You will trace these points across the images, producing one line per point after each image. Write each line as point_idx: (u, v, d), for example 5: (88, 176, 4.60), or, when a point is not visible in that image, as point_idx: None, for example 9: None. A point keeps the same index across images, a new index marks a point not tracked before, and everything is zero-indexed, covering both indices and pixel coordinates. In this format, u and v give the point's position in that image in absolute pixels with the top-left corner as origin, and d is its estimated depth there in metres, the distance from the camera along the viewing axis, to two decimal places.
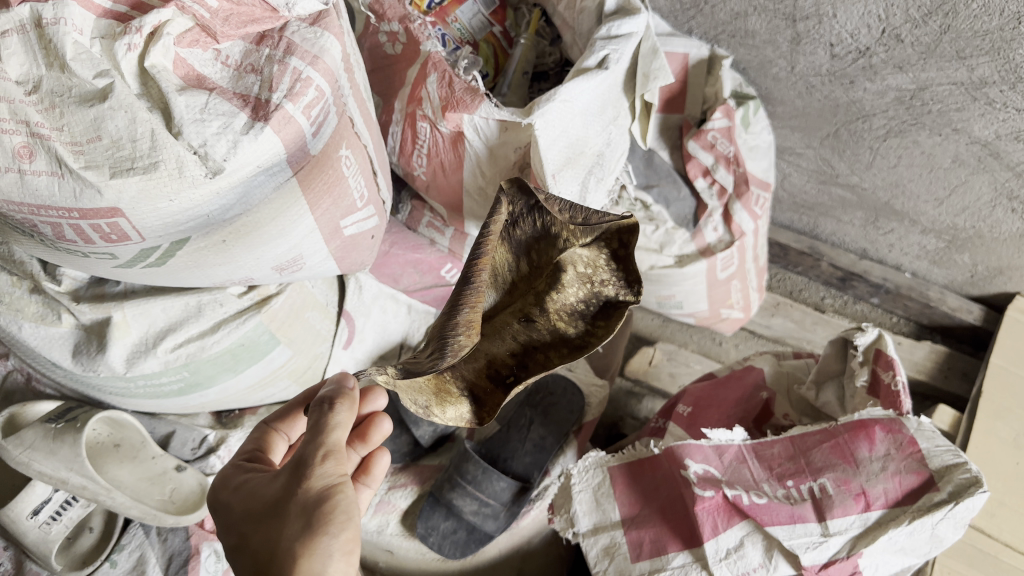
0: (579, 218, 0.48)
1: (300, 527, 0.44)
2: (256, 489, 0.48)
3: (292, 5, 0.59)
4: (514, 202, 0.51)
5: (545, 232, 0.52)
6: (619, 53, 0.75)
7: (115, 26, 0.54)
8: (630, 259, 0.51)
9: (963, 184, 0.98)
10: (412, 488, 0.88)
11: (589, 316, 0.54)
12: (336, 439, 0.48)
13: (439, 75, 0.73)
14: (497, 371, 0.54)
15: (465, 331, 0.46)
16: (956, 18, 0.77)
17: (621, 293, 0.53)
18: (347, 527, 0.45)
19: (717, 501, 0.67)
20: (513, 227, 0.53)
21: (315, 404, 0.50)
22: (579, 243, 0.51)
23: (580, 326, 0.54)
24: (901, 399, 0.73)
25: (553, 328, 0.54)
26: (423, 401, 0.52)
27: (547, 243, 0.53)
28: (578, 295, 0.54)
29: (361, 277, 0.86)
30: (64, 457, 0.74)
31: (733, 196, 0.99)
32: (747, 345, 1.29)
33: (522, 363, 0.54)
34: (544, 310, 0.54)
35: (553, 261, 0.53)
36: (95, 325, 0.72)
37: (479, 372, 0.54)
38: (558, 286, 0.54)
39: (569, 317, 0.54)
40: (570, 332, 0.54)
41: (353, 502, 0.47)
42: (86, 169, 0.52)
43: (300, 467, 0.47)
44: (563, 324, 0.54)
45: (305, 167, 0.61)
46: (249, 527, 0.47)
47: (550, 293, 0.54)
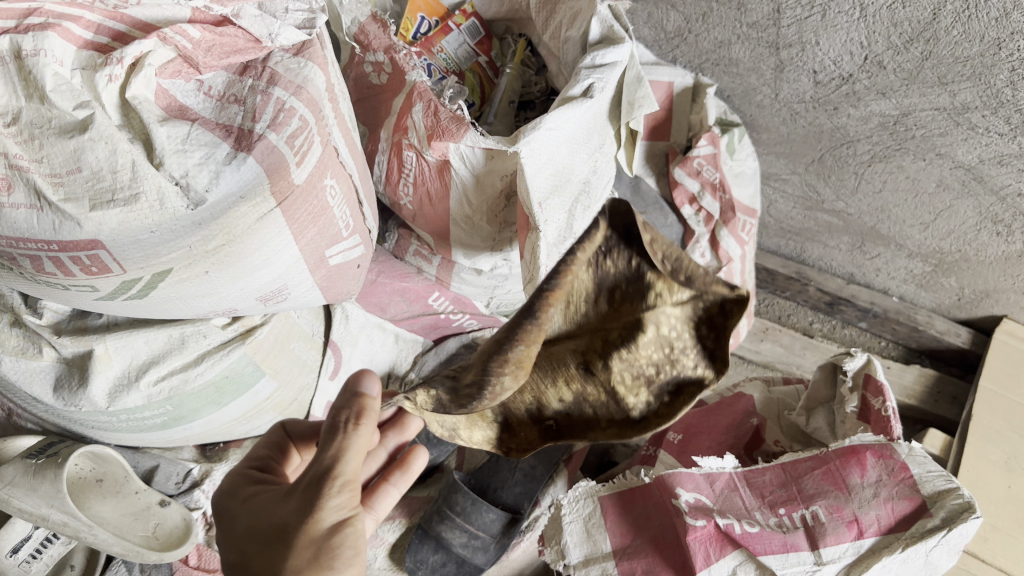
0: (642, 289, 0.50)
1: (308, 561, 0.46)
2: (266, 506, 0.49)
3: (275, 35, 0.61)
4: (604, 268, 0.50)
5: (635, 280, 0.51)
6: (604, 81, 0.75)
7: (96, 57, 0.54)
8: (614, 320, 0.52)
9: (947, 209, 0.98)
10: (400, 521, 0.86)
11: (661, 391, 0.53)
12: (350, 467, 0.47)
13: (424, 105, 0.72)
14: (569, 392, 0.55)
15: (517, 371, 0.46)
16: (936, 45, 0.78)
17: (697, 367, 0.52)
18: (352, 562, 0.47)
19: (709, 530, 0.66)
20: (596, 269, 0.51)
21: (328, 423, 0.48)
22: (670, 300, 0.50)
23: (649, 402, 0.54)
24: (891, 423, 0.73)
25: (611, 390, 0.54)
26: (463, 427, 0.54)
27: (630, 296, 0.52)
28: (653, 357, 0.52)
29: (348, 306, 0.86)
30: (45, 493, 0.72)
31: (720, 222, 0.99)
32: (737, 370, 1.28)
33: (567, 422, 0.56)
34: (608, 366, 0.54)
35: (633, 316, 0.52)
36: (77, 358, 0.71)
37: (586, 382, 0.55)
38: (634, 346, 0.52)
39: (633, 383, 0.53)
40: (629, 404, 0.54)
41: (359, 533, 0.48)
42: (65, 202, 0.52)
43: (311, 497, 0.47)
44: (624, 391, 0.54)
45: (290, 198, 0.59)
46: (257, 545, 0.48)
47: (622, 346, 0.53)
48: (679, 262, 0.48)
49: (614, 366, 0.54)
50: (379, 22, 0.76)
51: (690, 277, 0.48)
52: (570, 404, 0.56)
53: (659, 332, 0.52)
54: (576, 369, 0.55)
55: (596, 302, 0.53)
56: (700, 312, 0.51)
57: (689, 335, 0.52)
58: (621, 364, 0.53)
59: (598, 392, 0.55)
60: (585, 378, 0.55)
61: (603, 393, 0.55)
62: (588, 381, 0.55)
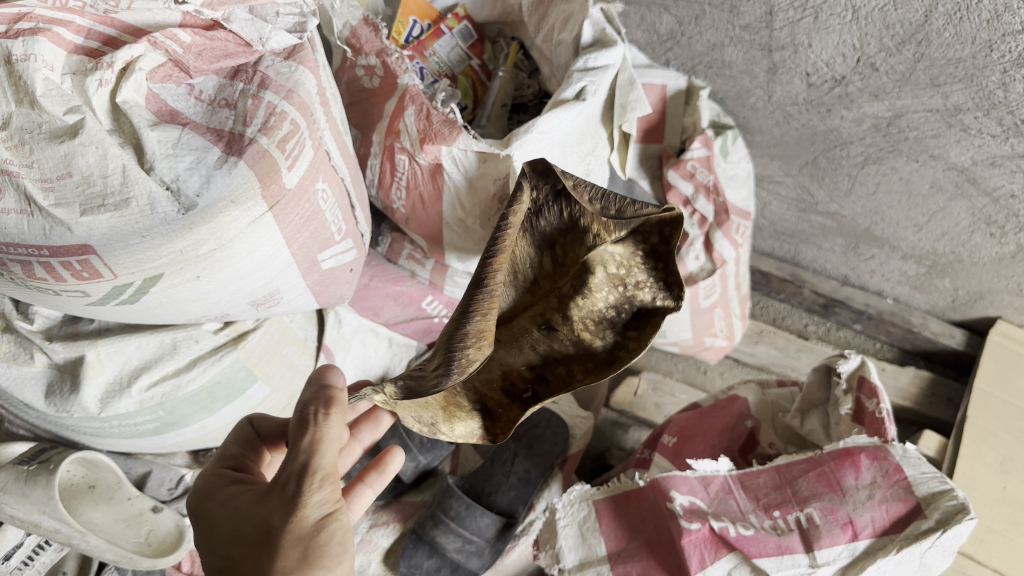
0: (611, 209, 0.52)
1: (296, 561, 0.45)
2: (244, 509, 0.48)
3: (266, 39, 0.61)
4: (538, 188, 0.56)
5: (572, 226, 0.59)
6: (597, 84, 0.76)
7: (87, 61, 0.54)
8: (557, 248, 0.61)
9: (941, 211, 0.98)
10: (394, 526, 0.86)
11: (622, 324, 0.61)
12: (329, 460, 0.47)
13: (417, 108, 0.72)
14: (514, 384, 0.62)
15: (474, 343, 0.48)
16: (929, 47, 0.78)
17: (656, 298, 0.59)
18: (341, 560, 0.46)
19: (704, 534, 0.66)
20: (537, 218, 0.59)
21: (299, 418, 0.49)
22: (610, 237, 0.56)
23: (609, 335, 0.61)
24: (885, 425, 0.73)
25: (577, 339, 0.62)
26: (430, 419, 0.57)
27: (574, 242, 0.59)
28: (608, 299, 0.61)
29: (341, 310, 0.85)
30: (37, 500, 0.72)
31: (714, 226, 0.98)
32: (732, 373, 1.28)
33: (539, 378, 0.62)
34: (566, 317, 0.62)
35: (581, 261, 0.60)
36: (68, 364, 0.71)
37: (527, 362, 0.63)
38: (587, 291, 0.61)
39: (595, 328, 0.62)
40: (596, 346, 0.62)
41: (345, 529, 0.47)
42: (55, 207, 0.51)
43: (292, 494, 0.46)
44: (589, 336, 0.62)
45: (281, 202, 0.59)
46: (239, 550, 0.47)
47: (578, 298, 0.61)
48: (605, 200, 0.53)
49: (574, 313, 0.62)
50: (370, 26, 0.76)
51: (620, 210, 0.52)
52: (540, 366, 0.62)
53: (608, 271, 0.60)
54: (539, 331, 0.64)
55: (543, 253, 0.61)
56: (644, 246, 0.58)
57: (638, 268, 0.59)
58: (581, 309, 0.62)
59: (565, 346, 0.62)
60: (547, 338, 0.63)
61: (569, 344, 0.62)
62: (554, 343, 0.63)
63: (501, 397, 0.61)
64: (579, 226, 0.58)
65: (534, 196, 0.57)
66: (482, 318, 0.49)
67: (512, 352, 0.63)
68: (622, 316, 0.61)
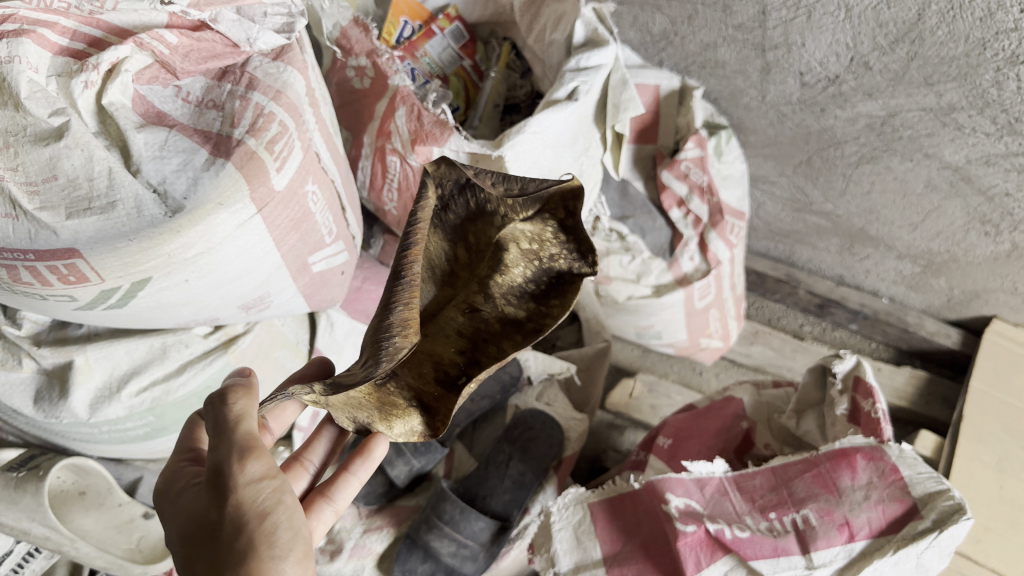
0: (514, 189, 0.43)
1: (244, 551, 0.42)
2: (182, 504, 0.46)
3: (254, 40, 0.60)
4: (441, 185, 0.48)
5: (479, 211, 0.50)
6: (589, 84, 0.75)
7: (72, 63, 0.53)
8: (469, 234, 0.52)
9: (935, 210, 0.98)
10: (388, 530, 0.86)
11: (541, 294, 0.52)
12: (248, 433, 0.46)
13: (407, 109, 0.72)
14: (446, 372, 0.55)
15: (401, 332, 0.45)
16: (922, 45, 0.77)
17: (574, 266, 0.50)
18: (293, 544, 0.44)
19: (699, 536, 0.65)
20: (445, 212, 0.51)
21: (209, 403, 0.47)
22: (519, 217, 0.47)
23: (528, 306, 0.53)
24: (881, 425, 0.72)
25: (501, 314, 0.54)
26: (366, 416, 0.53)
27: (484, 225, 0.51)
28: (525, 273, 0.53)
29: (333, 314, 0.85)
30: (25, 507, 0.70)
31: (708, 226, 0.98)
32: (728, 374, 1.28)
33: (472, 361, 0.54)
34: (488, 296, 0.55)
35: (493, 242, 0.52)
36: (57, 369, 0.70)
37: (455, 348, 0.56)
38: (504, 266, 0.53)
39: (517, 300, 0.53)
40: (521, 316, 0.53)
41: (291, 509, 0.45)
42: (40, 210, 0.51)
43: (221, 479, 0.44)
44: (511, 308, 0.53)
45: (271, 204, 0.58)
46: (188, 551, 0.44)
47: (496, 276, 0.54)
48: (505, 179, 0.44)
49: (497, 292, 0.54)
50: (361, 26, 0.76)
51: (523, 188, 0.43)
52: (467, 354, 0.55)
53: (522, 247, 0.51)
54: (465, 316, 0.56)
55: (456, 246, 0.54)
56: (552, 222, 0.47)
57: (550, 242, 0.50)
58: (503, 286, 0.54)
59: (490, 325, 0.55)
60: (473, 321, 0.55)
61: (492, 321, 0.55)
62: (481, 324, 0.55)
63: (439, 389, 0.54)
64: (485, 211, 0.50)
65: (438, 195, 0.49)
66: (406, 308, 0.45)
67: (439, 341, 0.56)
68: (544, 286, 0.52)
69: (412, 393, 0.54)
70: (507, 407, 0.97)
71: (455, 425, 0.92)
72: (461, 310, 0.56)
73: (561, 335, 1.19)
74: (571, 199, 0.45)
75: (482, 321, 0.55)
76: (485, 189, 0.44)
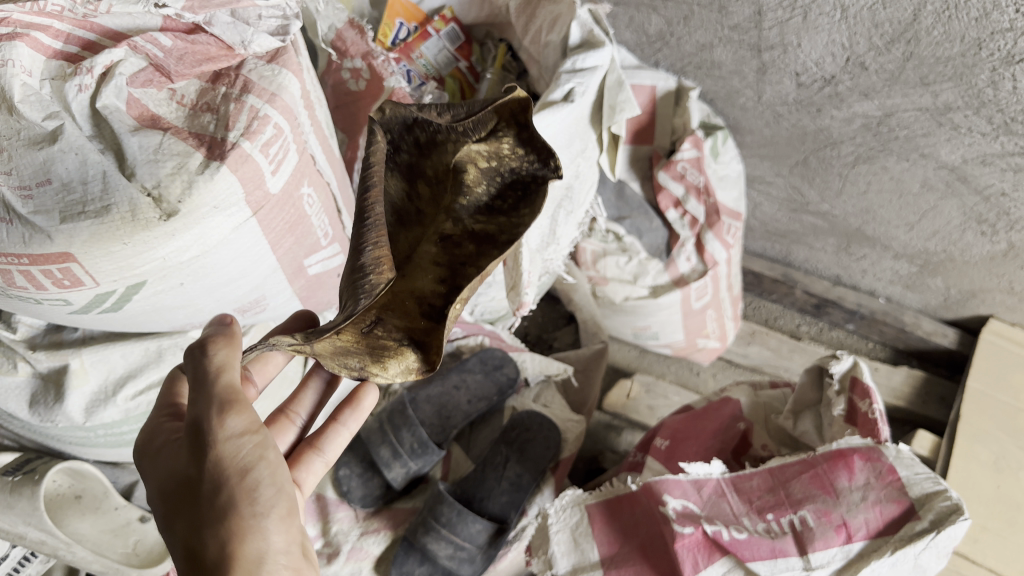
0: (456, 118, 0.44)
1: (222, 509, 0.41)
2: (161, 461, 0.44)
3: (249, 42, 0.60)
4: (390, 130, 0.47)
5: (430, 140, 0.48)
6: (585, 86, 0.75)
7: (66, 66, 0.53)
8: (425, 165, 0.50)
9: (932, 210, 0.98)
10: (385, 533, 0.86)
11: (510, 205, 0.49)
12: (226, 386, 0.44)
13: (403, 110, 0.73)
14: (430, 305, 0.51)
15: (376, 270, 0.42)
16: (918, 45, 0.77)
17: (533, 167, 0.47)
18: (276, 498, 0.42)
19: (697, 538, 0.65)
20: (395, 154, 0.49)
21: (190, 352, 0.45)
22: (471, 136, 0.45)
23: (497, 220, 0.49)
24: (878, 426, 0.72)
25: (473, 236, 0.50)
26: (358, 362, 0.47)
27: (437, 152, 0.48)
28: (489, 188, 0.49)
29: (328, 316, 0.85)
30: (21, 511, 0.70)
31: (705, 226, 0.98)
32: (725, 374, 1.28)
33: (454, 289, 0.50)
34: (456, 220, 0.51)
35: (451, 167, 0.49)
36: (53, 373, 0.70)
37: (435, 280, 0.51)
38: (466, 187, 0.49)
39: (484, 217, 0.50)
40: (493, 231, 0.49)
41: (274, 466, 0.43)
42: (34, 214, 0.51)
43: (200, 436, 0.42)
44: (480, 227, 0.50)
45: (267, 207, 0.58)
46: (167, 509, 0.43)
47: (459, 199, 0.50)
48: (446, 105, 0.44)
49: (463, 211, 0.51)
50: (357, 28, 0.77)
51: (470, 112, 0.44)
52: (445, 281, 0.51)
53: (481, 166, 0.48)
54: (438, 248, 0.52)
55: (415, 182, 0.51)
56: (504, 130, 0.45)
57: (506, 148, 0.46)
58: (469, 206, 0.50)
59: (465, 247, 0.50)
60: (447, 249, 0.51)
61: (467, 245, 0.50)
62: (456, 249, 0.51)
63: (426, 322, 0.50)
64: (435, 138, 0.47)
65: (388, 139, 0.48)
66: (376, 247, 0.43)
67: (417, 276, 0.52)
68: (514, 190, 0.48)
69: (397, 337, 0.50)
70: (503, 409, 0.96)
71: (451, 426, 0.91)
72: (431, 242, 0.52)
73: (558, 336, 1.19)
74: (521, 111, 0.44)
75: (454, 250, 0.51)
76: (434, 123, 0.45)
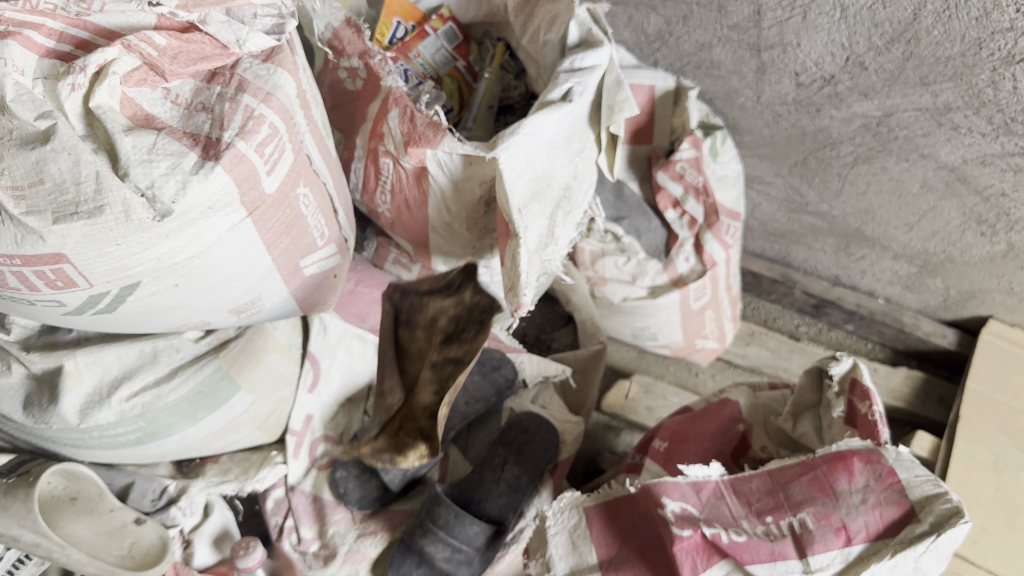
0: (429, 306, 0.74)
1: None
2: None
3: (244, 41, 0.59)
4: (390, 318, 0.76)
5: (413, 312, 0.75)
6: (583, 86, 0.74)
7: (59, 65, 0.52)
8: (415, 322, 0.75)
9: (931, 210, 0.98)
10: (382, 535, 0.85)
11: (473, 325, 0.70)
12: None
13: (401, 110, 0.71)
14: (427, 408, 0.68)
15: (393, 394, 0.73)
16: (918, 45, 0.77)
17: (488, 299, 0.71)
18: None
19: (696, 540, 0.65)
20: (398, 325, 0.76)
21: None
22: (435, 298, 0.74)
23: (456, 347, 0.70)
24: (878, 427, 0.72)
25: (451, 356, 0.69)
26: (388, 455, 0.70)
27: (418, 315, 0.75)
28: (452, 319, 0.72)
29: (325, 317, 0.87)
30: (15, 513, 0.70)
31: (704, 227, 0.98)
32: (724, 375, 1.27)
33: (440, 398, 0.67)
34: (440, 348, 0.71)
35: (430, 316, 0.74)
36: (47, 374, 0.69)
37: (432, 391, 0.68)
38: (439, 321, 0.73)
39: (454, 347, 0.70)
40: (459, 354, 0.69)
41: None
42: (26, 215, 0.50)
43: None
44: (454, 352, 0.70)
45: (261, 208, 0.58)
46: None
47: (439, 321, 0.73)
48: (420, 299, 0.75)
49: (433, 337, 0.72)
50: (353, 27, 0.76)
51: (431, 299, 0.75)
52: (438, 395, 0.68)
53: (453, 303, 0.73)
54: (432, 370, 0.70)
55: (406, 335, 0.75)
56: (461, 303, 0.72)
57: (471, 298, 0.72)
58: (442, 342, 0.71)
59: (445, 367, 0.69)
60: (438, 369, 0.69)
61: (447, 364, 0.69)
62: (441, 369, 0.69)
63: (426, 421, 0.68)
64: (415, 313, 0.75)
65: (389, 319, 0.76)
66: (392, 388, 0.73)
67: (419, 396, 0.70)
68: (470, 313, 0.71)
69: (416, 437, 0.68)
70: (501, 410, 0.96)
71: (450, 428, 0.89)
72: (427, 365, 0.71)
73: (556, 337, 1.19)
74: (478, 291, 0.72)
75: (446, 362, 0.69)
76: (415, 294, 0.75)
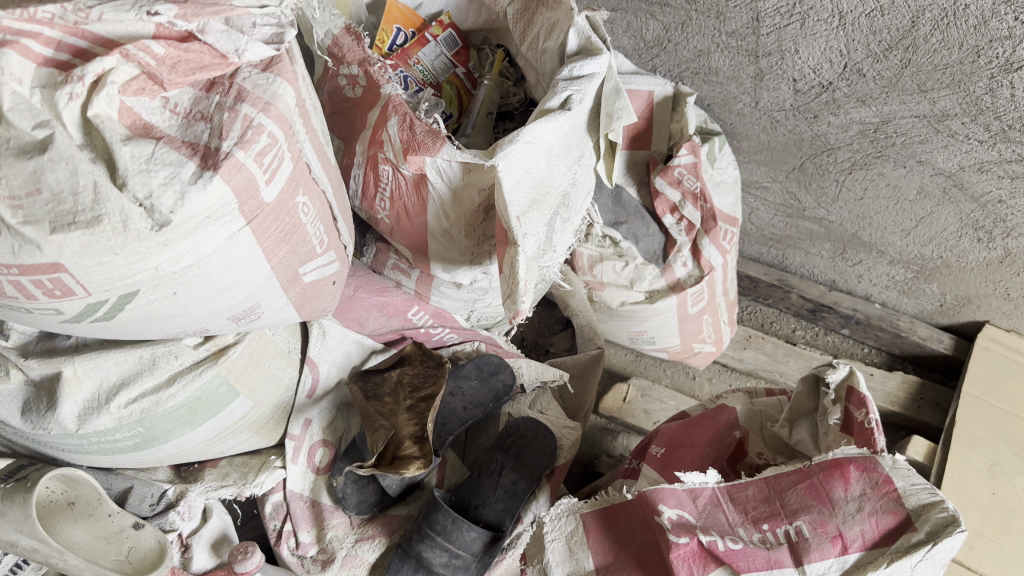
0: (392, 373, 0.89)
1: None
2: None
3: (243, 50, 0.58)
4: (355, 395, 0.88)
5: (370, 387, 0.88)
6: (582, 94, 0.74)
7: (56, 74, 0.50)
8: (375, 384, 0.88)
9: (928, 216, 0.98)
10: (379, 540, 0.86)
11: (428, 377, 0.87)
12: None
13: (400, 118, 0.71)
14: (411, 432, 0.80)
15: (379, 435, 0.81)
16: (916, 53, 0.77)
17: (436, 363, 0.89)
18: None
19: (693, 548, 0.64)
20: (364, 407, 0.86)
21: None
22: (401, 373, 0.89)
23: (420, 394, 0.85)
24: (875, 436, 0.72)
25: (422, 400, 0.84)
26: (397, 470, 0.76)
27: (380, 385, 0.88)
28: (411, 377, 0.88)
29: (325, 323, 0.87)
30: (13, 519, 0.70)
31: (702, 232, 0.98)
32: (721, 379, 1.26)
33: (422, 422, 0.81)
34: (413, 396, 0.85)
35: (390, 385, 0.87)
36: (45, 380, 0.70)
37: (412, 422, 0.81)
38: (403, 384, 0.87)
39: (420, 393, 0.85)
40: (430, 394, 0.84)
41: None
42: (24, 224, 0.50)
43: None
44: (422, 398, 0.84)
45: (260, 216, 0.58)
46: None
47: (399, 385, 0.87)
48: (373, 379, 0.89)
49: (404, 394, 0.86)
50: (353, 35, 0.76)
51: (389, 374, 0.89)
52: (420, 424, 0.80)
53: (405, 373, 0.89)
54: (410, 410, 0.83)
55: (373, 401, 0.86)
56: (417, 368, 0.89)
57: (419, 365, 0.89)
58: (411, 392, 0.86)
59: (420, 405, 0.83)
60: (414, 409, 0.83)
61: (419, 402, 0.84)
62: (417, 408, 0.83)
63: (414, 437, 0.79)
64: (379, 387, 0.87)
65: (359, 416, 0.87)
66: (378, 433, 0.82)
67: (404, 426, 0.81)
68: (427, 372, 0.88)
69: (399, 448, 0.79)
70: (500, 415, 0.96)
71: (448, 433, 0.89)
72: (402, 411, 0.84)
73: (554, 341, 1.19)
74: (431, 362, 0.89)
75: (418, 397, 0.85)
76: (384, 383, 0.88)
